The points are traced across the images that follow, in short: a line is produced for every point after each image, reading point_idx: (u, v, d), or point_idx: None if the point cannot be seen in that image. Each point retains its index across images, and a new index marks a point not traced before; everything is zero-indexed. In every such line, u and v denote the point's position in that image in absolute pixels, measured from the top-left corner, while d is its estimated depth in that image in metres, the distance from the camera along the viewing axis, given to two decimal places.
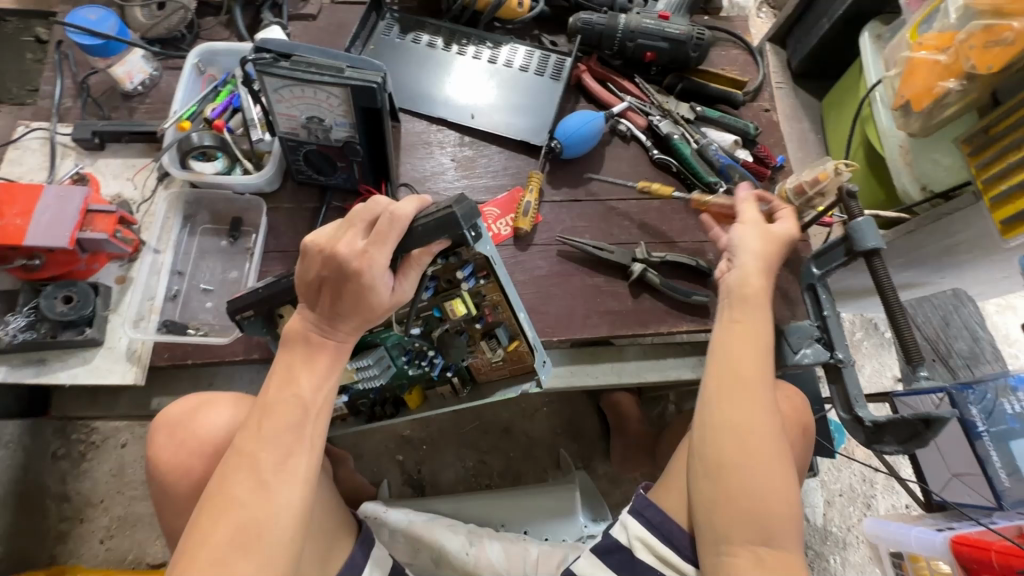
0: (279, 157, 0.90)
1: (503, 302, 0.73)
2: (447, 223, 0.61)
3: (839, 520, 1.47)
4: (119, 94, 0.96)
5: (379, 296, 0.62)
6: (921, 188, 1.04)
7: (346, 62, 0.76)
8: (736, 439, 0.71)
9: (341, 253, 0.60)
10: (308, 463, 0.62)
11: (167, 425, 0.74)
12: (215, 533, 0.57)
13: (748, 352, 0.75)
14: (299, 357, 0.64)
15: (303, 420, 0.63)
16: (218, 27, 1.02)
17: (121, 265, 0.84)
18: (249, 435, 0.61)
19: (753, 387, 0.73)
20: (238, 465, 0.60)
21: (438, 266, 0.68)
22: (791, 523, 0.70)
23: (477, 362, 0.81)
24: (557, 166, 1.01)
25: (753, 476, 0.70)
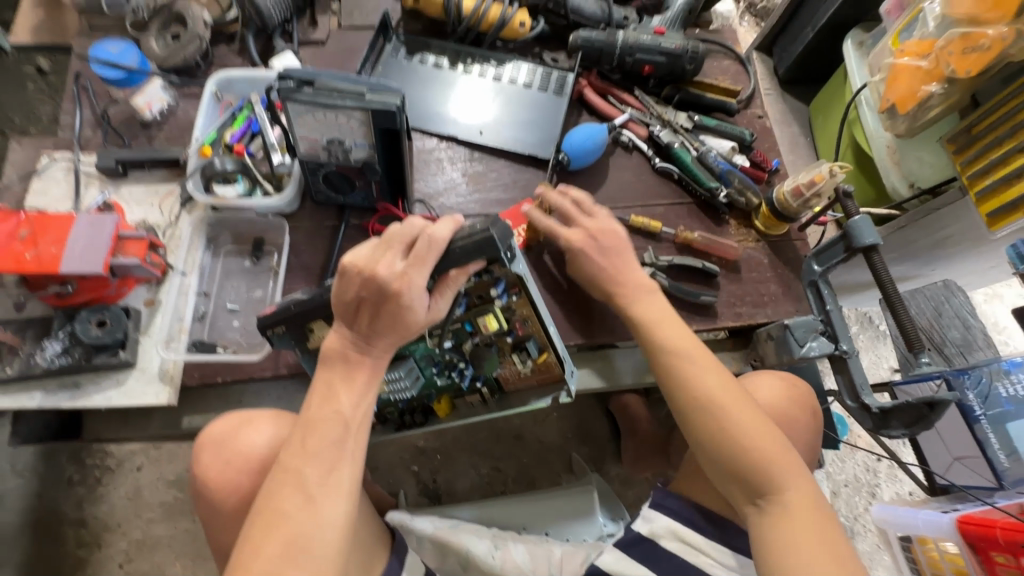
0: (299, 178, 0.93)
1: (534, 316, 0.77)
2: (483, 244, 0.65)
3: (846, 510, 1.51)
4: (138, 122, 0.98)
5: (416, 313, 0.65)
6: (909, 185, 1.10)
7: (366, 88, 0.79)
8: (692, 413, 0.79)
9: (381, 274, 0.64)
10: (350, 476, 0.65)
11: (211, 443, 0.76)
12: (266, 546, 0.60)
13: (677, 339, 0.84)
14: (338, 374, 0.67)
15: (345, 435, 0.66)
16: (231, 55, 1.05)
17: (149, 288, 0.86)
18: (294, 451, 0.64)
19: (691, 364, 0.82)
20: (285, 480, 0.63)
21: (472, 283, 0.72)
22: (775, 467, 0.73)
23: (505, 373, 0.84)
24: (563, 177, 1.05)
25: (722, 440, 0.76)
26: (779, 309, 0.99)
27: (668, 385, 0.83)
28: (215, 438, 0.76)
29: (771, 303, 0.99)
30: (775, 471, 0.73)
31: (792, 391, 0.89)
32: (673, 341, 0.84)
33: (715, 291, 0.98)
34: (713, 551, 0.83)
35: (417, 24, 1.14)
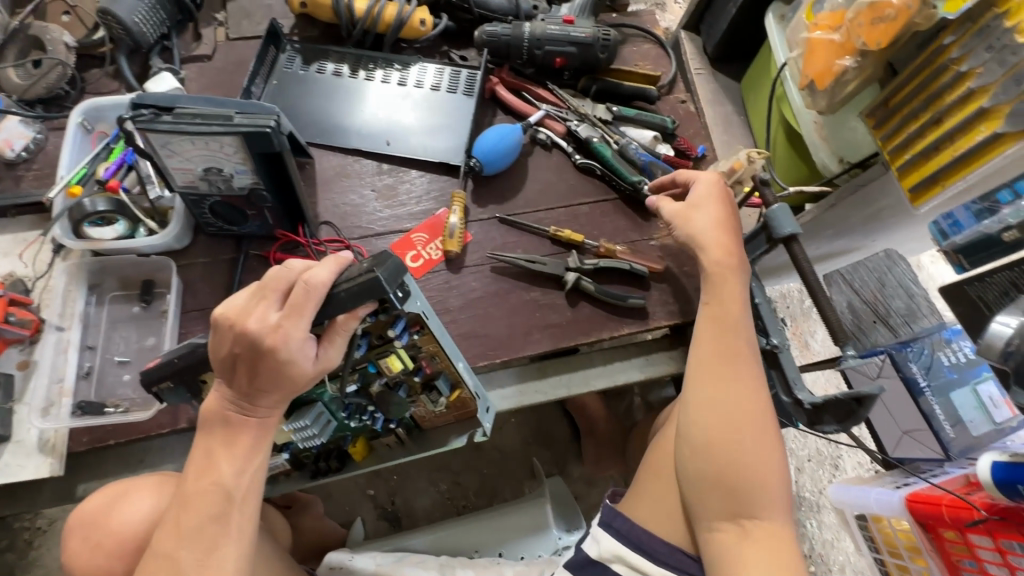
0: (184, 212, 0.85)
1: (441, 353, 0.74)
2: (370, 287, 0.58)
3: (810, 485, 1.51)
4: (1, 163, 0.88)
5: (301, 366, 0.59)
6: (839, 161, 1.08)
7: (233, 110, 0.72)
8: (720, 421, 0.75)
9: (252, 329, 0.58)
10: (235, 553, 0.60)
11: (83, 524, 0.73)
12: None
13: (737, 339, 0.78)
14: (218, 440, 0.61)
15: (226, 509, 0.60)
16: (104, 79, 0.96)
17: (22, 348, 0.79)
18: (168, 534, 0.59)
19: (741, 371, 0.77)
20: (159, 565, 0.58)
21: (369, 323, 0.66)
22: (772, 495, 0.73)
23: (420, 412, 0.84)
24: (480, 183, 0.99)
25: (736, 453, 0.74)
26: None
27: (703, 383, 0.77)
28: (93, 511, 0.73)
29: None
30: (769, 497, 0.73)
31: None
32: (729, 343, 0.78)
33: (645, 292, 0.95)
34: (660, 575, 0.79)
35: (313, 30, 1.06)
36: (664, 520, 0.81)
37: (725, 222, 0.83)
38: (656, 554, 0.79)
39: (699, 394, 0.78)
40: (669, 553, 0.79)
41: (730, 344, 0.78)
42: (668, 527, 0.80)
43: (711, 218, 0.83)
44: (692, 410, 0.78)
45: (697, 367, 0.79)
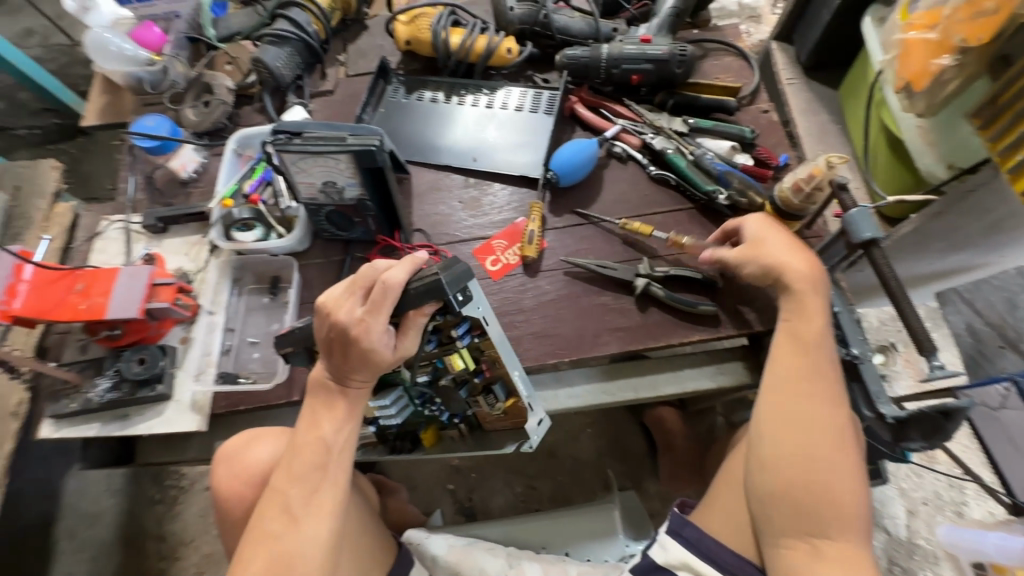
0: (306, 220, 1.01)
1: (499, 359, 0.80)
2: (434, 288, 0.67)
3: (925, 531, 1.33)
4: (178, 182, 1.12)
5: (381, 353, 0.69)
6: (947, 167, 1.01)
7: (348, 132, 0.86)
8: (793, 435, 0.73)
9: (342, 319, 0.68)
10: (333, 499, 0.72)
11: (225, 458, 0.88)
12: (257, 560, 0.68)
13: (816, 354, 0.75)
14: (321, 403, 0.74)
15: (325, 461, 0.72)
16: (253, 115, 1.18)
17: (184, 327, 0.98)
18: (282, 474, 0.72)
19: (817, 387, 0.74)
20: (273, 500, 0.71)
21: (438, 321, 0.75)
22: (850, 515, 0.70)
23: (481, 412, 0.90)
24: (556, 195, 1.06)
25: (812, 467, 0.71)
26: None
27: (776, 396, 0.75)
28: (233, 450, 0.88)
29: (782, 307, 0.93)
30: (848, 518, 0.69)
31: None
32: (805, 356, 0.75)
33: (716, 300, 0.94)
34: None
35: (415, 64, 1.21)
36: (732, 526, 0.80)
37: (797, 247, 0.79)
38: (716, 558, 0.79)
39: (771, 407, 0.75)
40: (733, 560, 0.78)
41: (806, 358, 0.75)
42: (736, 534, 0.79)
43: (782, 244, 0.79)
44: (764, 422, 0.76)
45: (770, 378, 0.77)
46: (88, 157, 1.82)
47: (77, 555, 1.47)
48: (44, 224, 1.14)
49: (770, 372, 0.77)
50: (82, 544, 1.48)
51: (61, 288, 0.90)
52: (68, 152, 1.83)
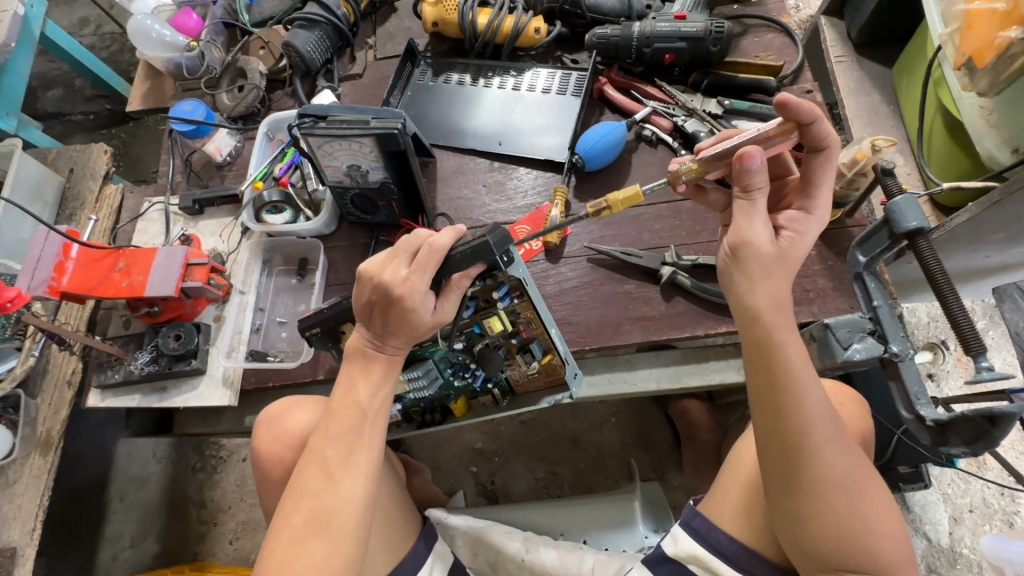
0: (332, 204, 1.03)
1: (536, 319, 0.82)
2: (481, 250, 0.69)
3: (969, 539, 1.26)
4: (214, 166, 1.16)
5: (422, 315, 0.70)
6: (1011, 151, 0.92)
7: (371, 116, 0.86)
8: (800, 491, 0.63)
9: (387, 280, 0.69)
10: (368, 459, 0.71)
11: (267, 421, 0.89)
12: (295, 514, 0.68)
13: (804, 389, 0.63)
14: (358, 369, 0.74)
15: (361, 424, 0.72)
16: (285, 99, 1.20)
17: (218, 306, 1.02)
18: (320, 436, 0.72)
19: (818, 435, 0.62)
20: (312, 460, 0.71)
21: (477, 287, 0.77)
22: (884, 545, 0.64)
23: (515, 374, 0.91)
24: (582, 179, 1.04)
25: (828, 511, 0.63)
26: (829, 305, 0.88)
27: (772, 451, 0.65)
28: (271, 414, 0.89)
29: (818, 300, 0.88)
30: (884, 548, 0.63)
31: (860, 422, 0.79)
32: (796, 401, 0.63)
33: None
34: None
35: (443, 46, 1.20)
36: (753, 533, 0.75)
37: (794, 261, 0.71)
38: (735, 558, 0.76)
39: (772, 461, 0.65)
40: (752, 559, 0.75)
41: (797, 405, 0.63)
42: (756, 535, 0.75)
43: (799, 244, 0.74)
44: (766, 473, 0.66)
45: (761, 423, 0.66)
46: (137, 142, 1.90)
47: (127, 515, 1.58)
48: (95, 205, 1.20)
49: (758, 418, 0.66)
50: (132, 506, 1.58)
51: (105, 267, 0.94)
52: (119, 137, 1.91)
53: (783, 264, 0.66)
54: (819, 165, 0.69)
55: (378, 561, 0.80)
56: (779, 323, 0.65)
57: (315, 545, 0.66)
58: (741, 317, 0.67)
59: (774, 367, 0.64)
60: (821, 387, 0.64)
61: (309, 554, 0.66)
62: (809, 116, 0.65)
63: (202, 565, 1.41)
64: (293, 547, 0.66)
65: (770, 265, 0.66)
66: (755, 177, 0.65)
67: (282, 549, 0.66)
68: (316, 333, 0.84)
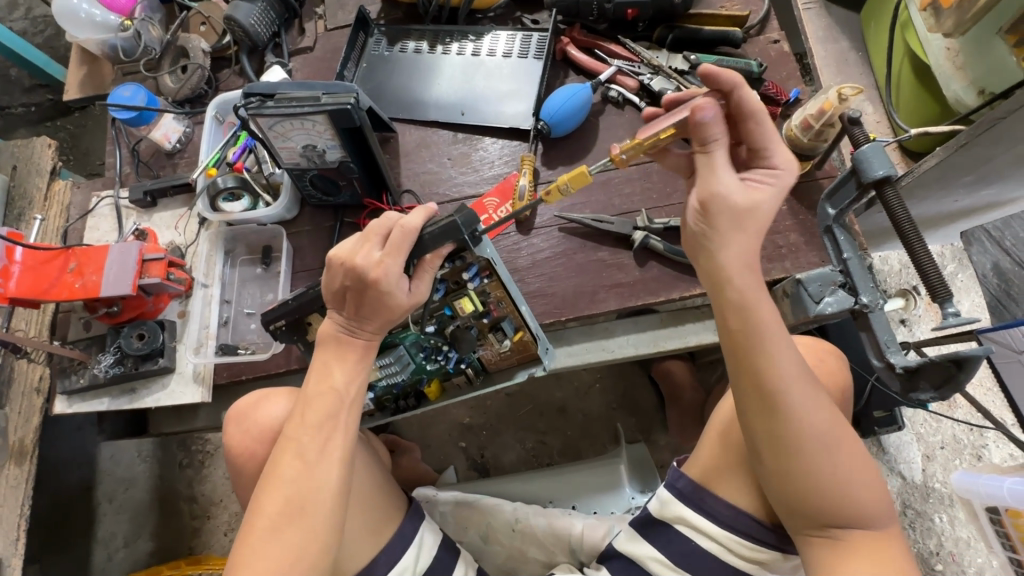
0: (291, 186, 0.99)
1: (507, 298, 0.80)
2: (449, 230, 0.69)
3: (941, 473, 1.32)
4: (164, 154, 1.10)
5: (398, 298, 0.69)
6: (979, 92, 0.94)
7: (321, 91, 0.82)
8: (787, 454, 0.64)
9: (360, 264, 0.67)
10: (344, 444, 0.70)
11: (235, 416, 0.86)
12: (271, 502, 0.67)
13: (776, 352, 0.64)
14: (331, 354, 0.72)
15: (338, 408, 0.71)
16: (233, 77, 1.14)
17: (181, 301, 0.98)
18: (295, 422, 0.70)
19: (797, 395, 0.64)
20: (288, 448, 0.69)
21: (446, 269, 0.76)
22: (864, 498, 0.65)
23: (487, 354, 0.90)
24: (549, 146, 1.00)
25: (805, 468, 0.64)
26: (801, 260, 0.88)
27: (759, 417, 0.65)
28: (240, 410, 0.87)
29: (790, 255, 0.88)
30: (863, 503, 0.65)
31: (840, 378, 0.80)
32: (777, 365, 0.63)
33: None
34: (720, 536, 0.77)
35: (397, 12, 1.14)
36: (740, 493, 0.77)
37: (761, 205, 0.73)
38: (718, 517, 0.77)
39: (760, 430, 0.65)
40: (733, 516, 0.76)
41: (777, 369, 0.63)
42: (742, 495, 0.76)
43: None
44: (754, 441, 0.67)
45: (738, 388, 0.67)
46: (85, 133, 1.81)
47: (118, 516, 1.57)
48: (44, 204, 1.14)
49: (738, 382, 0.66)
50: (123, 505, 1.57)
51: (55, 269, 0.90)
52: (65, 129, 1.82)
53: (753, 216, 0.64)
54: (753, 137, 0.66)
55: (359, 546, 0.79)
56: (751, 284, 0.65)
57: (288, 532, 0.66)
58: (713, 279, 0.66)
59: (746, 331, 0.64)
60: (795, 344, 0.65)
61: (285, 541, 0.65)
62: (729, 83, 0.63)
63: (198, 558, 1.42)
64: (268, 536, 0.66)
65: (739, 217, 0.64)
66: (710, 130, 0.62)
67: (256, 537, 0.66)
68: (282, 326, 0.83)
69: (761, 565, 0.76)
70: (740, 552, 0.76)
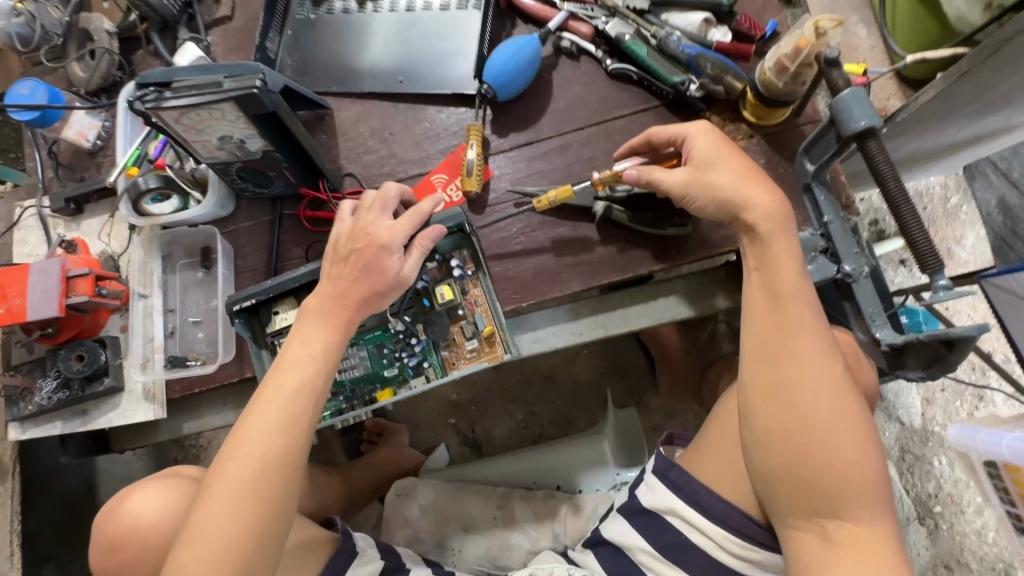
0: (217, 180, 0.90)
1: (484, 294, 0.83)
2: (453, 215, 0.78)
3: (942, 417, 1.27)
4: (86, 153, 1.01)
5: (390, 262, 0.72)
6: (985, 8, 0.81)
7: (222, 74, 0.72)
8: (785, 421, 0.64)
9: (371, 226, 0.74)
10: (298, 436, 0.68)
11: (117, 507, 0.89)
12: (222, 485, 0.65)
13: (784, 303, 0.66)
14: (315, 326, 0.72)
15: (308, 394, 0.69)
16: (148, 59, 1.02)
17: (122, 314, 0.93)
18: (262, 399, 0.68)
19: (804, 359, 0.65)
20: (248, 428, 0.67)
21: (434, 265, 0.83)
22: (860, 487, 0.62)
23: (451, 354, 0.84)
24: (498, 111, 0.90)
25: (802, 438, 0.63)
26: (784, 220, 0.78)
27: (760, 380, 0.66)
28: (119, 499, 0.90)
29: None
30: (858, 491, 0.62)
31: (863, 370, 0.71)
32: (784, 323, 0.66)
33: (691, 218, 0.82)
34: (715, 533, 0.73)
35: None
36: (732, 485, 0.73)
37: (751, 175, 0.70)
38: (707, 508, 0.74)
39: (762, 397, 0.66)
40: (722, 509, 0.73)
41: (787, 325, 0.66)
42: (733, 488, 0.73)
43: (729, 173, 0.70)
44: (756, 411, 0.66)
45: (746, 340, 0.69)
46: None
47: None
48: None
49: (747, 332, 0.69)
50: None
51: None
52: None
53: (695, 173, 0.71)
54: (657, 134, 0.76)
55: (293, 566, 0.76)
56: (770, 218, 0.68)
57: (241, 495, 0.64)
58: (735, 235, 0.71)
59: (767, 279, 0.68)
60: (809, 299, 0.67)
61: (226, 525, 0.63)
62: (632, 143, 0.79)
63: None
64: (215, 515, 0.63)
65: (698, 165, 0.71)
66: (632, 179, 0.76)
67: (205, 516, 0.63)
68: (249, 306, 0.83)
69: (752, 564, 0.73)
70: (732, 548, 0.73)
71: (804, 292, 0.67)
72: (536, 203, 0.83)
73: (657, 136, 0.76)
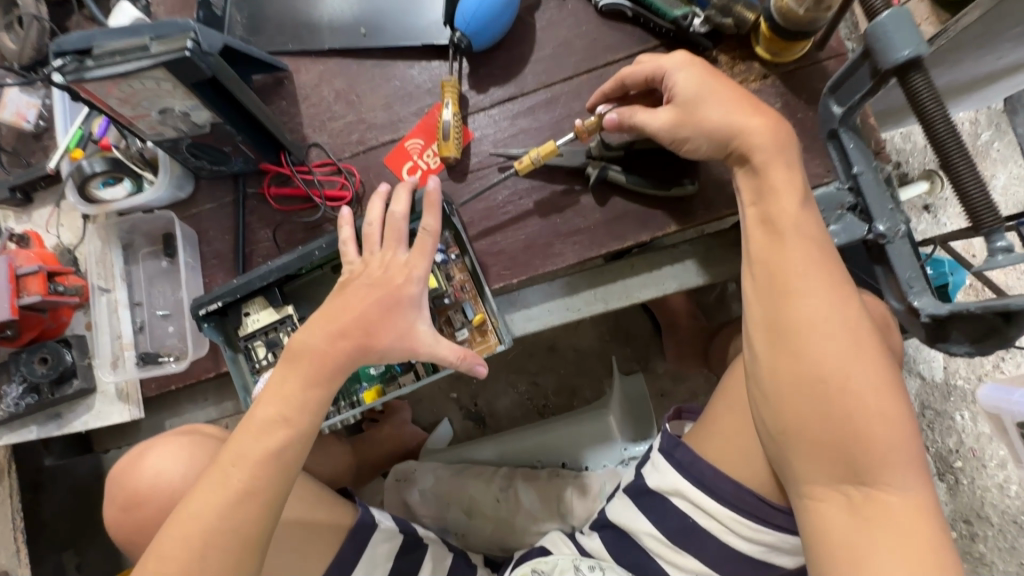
0: (168, 160, 0.81)
1: (472, 280, 0.76)
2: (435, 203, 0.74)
3: (965, 371, 1.20)
4: (29, 136, 0.92)
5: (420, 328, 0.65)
6: None
7: (148, 34, 0.62)
8: (795, 370, 0.57)
9: (387, 263, 0.66)
10: (268, 495, 0.58)
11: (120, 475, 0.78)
12: (180, 549, 0.56)
13: (787, 240, 0.59)
14: (295, 366, 0.62)
15: (285, 441, 0.60)
16: (83, 24, 0.91)
17: (86, 311, 0.87)
18: (231, 448, 0.59)
19: (811, 298, 0.57)
20: (212, 482, 0.58)
21: None
22: (889, 445, 0.53)
23: None
24: (476, 63, 0.79)
25: (814, 387, 0.56)
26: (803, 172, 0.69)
27: (764, 325, 0.60)
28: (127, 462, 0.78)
29: None
30: (886, 452, 0.53)
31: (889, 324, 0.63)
32: (786, 262, 0.58)
33: (696, 175, 0.73)
34: (724, 515, 0.68)
35: None
36: (745, 462, 0.67)
37: (757, 107, 0.62)
38: (716, 490, 0.68)
39: (767, 344, 0.59)
40: (732, 489, 0.67)
41: (792, 265, 0.58)
42: (745, 466, 0.67)
43: (721, 108, 0.62)
44: (759, 361, 0.60)
45: (748, 285, 0.62)
46: None
47: None
48: None
49: (749, 277, 0.62)
50: None
51: None
52: None
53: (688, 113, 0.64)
54: (631, 75, 0.68)
55: None
56: (772, 158, 0.60)
57: None
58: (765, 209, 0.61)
59: (770, 219, 0.60)
60: (815, 236, 0.59)
61: None
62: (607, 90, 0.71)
63: None
64: None
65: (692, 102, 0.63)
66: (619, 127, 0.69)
67: None
68: (218, 308, 0.77)
69: (768, 548, 0.67)
70: (744, 532, 0.67)
71: (810, 230, 0.59)
72: (518, 165, 0.73)
73: (630, 76, 0.68)
